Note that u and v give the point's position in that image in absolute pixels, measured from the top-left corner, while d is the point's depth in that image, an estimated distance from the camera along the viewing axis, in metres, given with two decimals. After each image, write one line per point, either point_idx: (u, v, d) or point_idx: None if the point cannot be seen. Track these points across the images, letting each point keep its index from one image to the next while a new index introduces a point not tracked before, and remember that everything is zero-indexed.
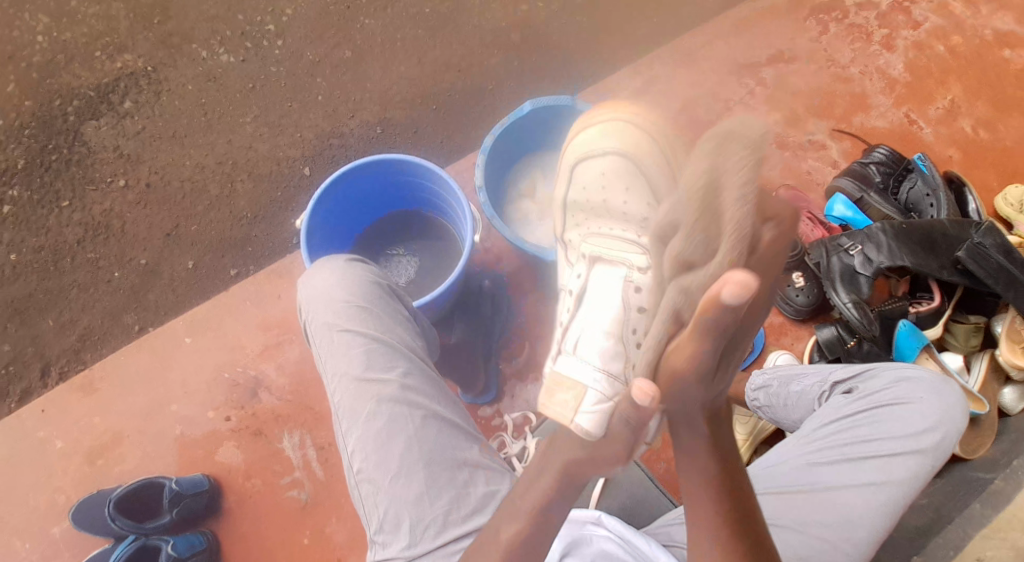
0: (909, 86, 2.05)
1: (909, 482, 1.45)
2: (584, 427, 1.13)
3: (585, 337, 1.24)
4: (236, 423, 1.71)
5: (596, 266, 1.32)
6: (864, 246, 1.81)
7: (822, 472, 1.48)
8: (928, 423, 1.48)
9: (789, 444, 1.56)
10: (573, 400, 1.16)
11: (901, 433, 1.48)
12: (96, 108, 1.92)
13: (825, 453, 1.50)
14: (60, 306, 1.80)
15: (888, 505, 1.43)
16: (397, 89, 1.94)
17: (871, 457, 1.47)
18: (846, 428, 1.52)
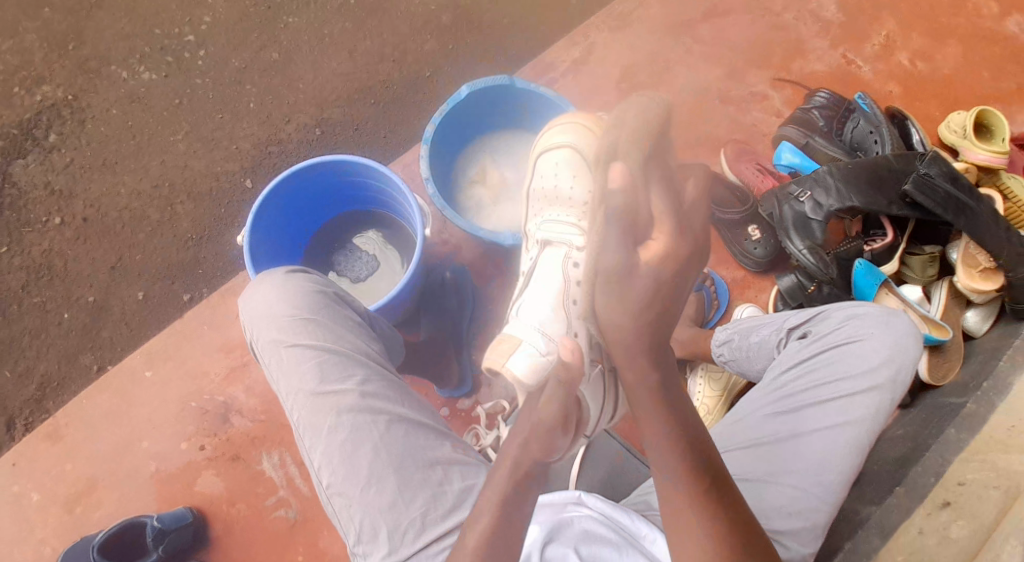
0: (843, 26, 2.04)
1: (870, 420, 1.49)
2: (516, 375, 1.38)
3: (530, 305, 1.45)
4: (211, 451, 1.69)
5: (546, 249, 1.48)
6: (813, 192, 1.81)
7: (786, 422, 1.52)
8: (880, 357, 1.51)
9: (752, 396, 1.58)
10: (511, 350, 1.41)
11: (857, 371, 1.51)
12: (20, 146, 1.86)
13: (787, 402, 1.53)
14: (14, 357, 1.76)
15: (852, 446, 1.47)
16: (332, 86, 1.90)
17: (830, 399, 1.50)
18: (804, 373, 1.54)
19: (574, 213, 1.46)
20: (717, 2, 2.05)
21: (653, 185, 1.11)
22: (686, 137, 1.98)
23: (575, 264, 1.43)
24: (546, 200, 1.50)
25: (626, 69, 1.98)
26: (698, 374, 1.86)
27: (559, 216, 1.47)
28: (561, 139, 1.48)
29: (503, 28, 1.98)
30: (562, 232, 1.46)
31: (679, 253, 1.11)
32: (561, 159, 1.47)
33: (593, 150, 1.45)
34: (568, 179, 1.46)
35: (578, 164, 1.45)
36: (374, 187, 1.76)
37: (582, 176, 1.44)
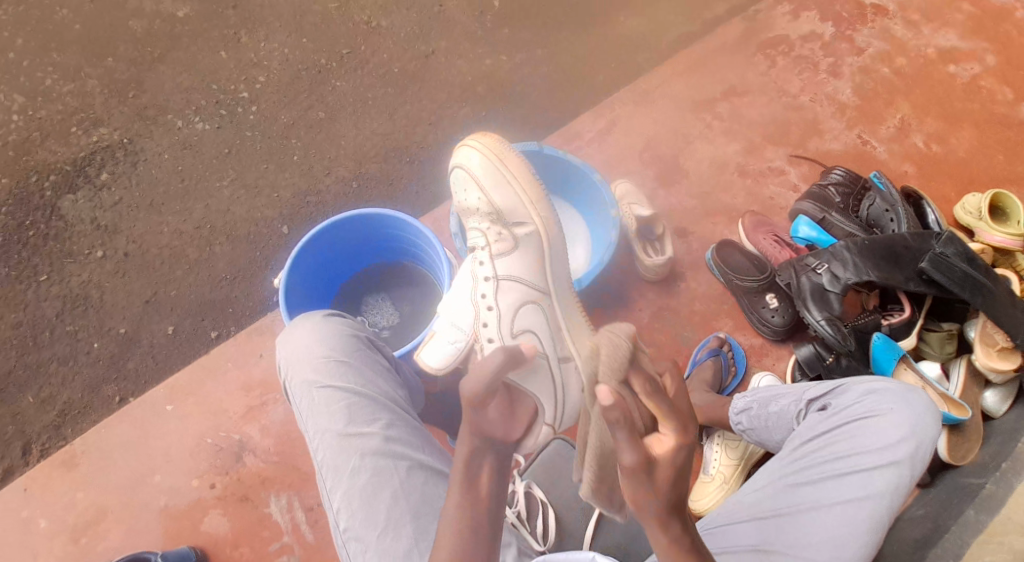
0: (859, 109, 2.13)
1: (890, 496, 1.46)
2: (429, 364, 1.53)
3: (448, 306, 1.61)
4: (220, 490, 1.68)
5: (468, 256, 1.63)
6: (830, 264, 1.84)
7: (805, 494, 1.49)
8: (899, 434, 1.49)
9: (771, 466, 1.56)
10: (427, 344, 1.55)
11: (875, 446, 1.48)
12: (71, 182, 1.94)
13: (807, 474, 1.50)
14: (40, 383, 1.78)
15: (872, 522, 1.44)
16: (371, 143, 1.99)
17: (850, 473, 1.48)
18: (824, 445, 1.52)
19: (478, 221, 1.59)
20: (738, 83, 2.14)
21: (643, 390, 1.19)
22: (705, 207, 2.04)
23: (482, 265, 1.58)
24: (462, 217, 1.66)
25: (648, 141, 2.07)
26: (715, 441, 1.83)
27: (471, 223, 1.61)
28: (466, 159, 1.60)
29: (534, 101, 2.08)
30: (473, 237, 1.61)
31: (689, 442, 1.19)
32: (458, 177, 1.62)
33: (485, 161, 1.59)
34: (465, 193, 1.61)
35: (466, 180, 1.60)
36: (407, 240, 1.81)
37: (472, 188, 1.59)
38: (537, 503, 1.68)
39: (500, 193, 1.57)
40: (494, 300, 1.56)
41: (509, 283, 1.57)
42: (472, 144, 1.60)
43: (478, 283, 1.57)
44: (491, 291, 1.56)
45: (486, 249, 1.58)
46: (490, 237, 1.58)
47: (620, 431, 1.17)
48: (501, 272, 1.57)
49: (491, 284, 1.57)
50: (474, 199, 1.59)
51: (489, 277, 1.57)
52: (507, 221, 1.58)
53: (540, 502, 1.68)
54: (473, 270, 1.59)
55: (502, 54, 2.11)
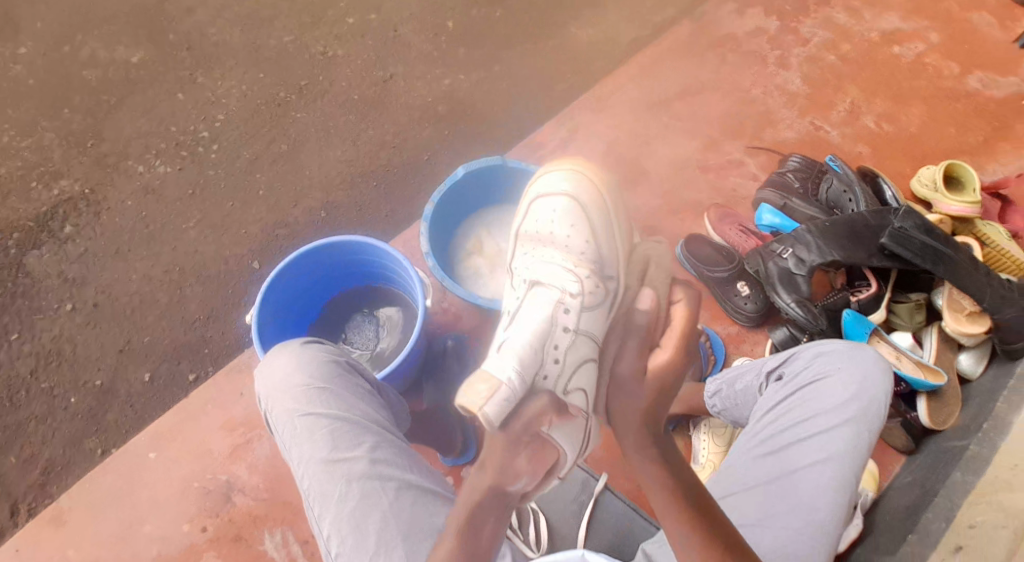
0: (809, 97, 2.17)
1: (851, 454, 1.49)
2: (489, 416, 1.21)
3: (509, 340, 1.29)
4: (212, 533, 1.67)
5: (533, 289, 1.35)
6: (794, 249, 1.88)
7: (772, 463, 1.53)
8: (849, 392, 1.53)
9: (738, 441, 1.60)
10: (486, 391, 1.22)
11: (830, 407, 1.52)
12: (36, 238, 1.93)
13: (771, 444, 1.54)
14: (21, 441, 1.77)
15: (837, 483, 1.48)
16: (336, 172, 2.00)
17: (810, 436, 1.51)
18: (783, 414, 1.56)
19: (567, 260, 1.36)
20: (691, 83, 2.18)
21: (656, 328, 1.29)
22: (670, 204, 2.06)
23: (565, 310, 1.32)
24: (538, 245, 1.39)
25: (611, 145, 2.09)
26: (702, 432, 1.86)
27: (550, 259, 1.36)
28: (562, 183, 1.39)
29: (494, 115, 2.09)
30: (551, 274, 1.35)
31: (675, 369, 1.27)
32: (559, 205, 1.37)
33: (592, 199, 1.37)
34: (567, 228, 1.36)
35: (579, 215, 1.36)
36: (380, 264, 1.81)
37: (582, 226, 1.36)
38: (528, 512, 1.70)
39: (604, 240, 1.36)
40: (564, 352, 1.30)
41: (585, 339, 1.32)
42: (575, 170, 1.40)
43: (555, 332, 1.31)
44: (565, 344, 1.31)
45: (576, 296, 1.33)
46: (585, 284, 1.33)
47: (635, 340, 1.29)
48: (581, 325, 1.32)
49: (568, 337, 1.31)
50: (571, 234, 1.36)
51: (568, 329, 1.31)
52: (604, 273, 1.36)
53: (531, 510, 1.71)
54: (553, 315, 1.32)
55: (458, 74, 2.13)
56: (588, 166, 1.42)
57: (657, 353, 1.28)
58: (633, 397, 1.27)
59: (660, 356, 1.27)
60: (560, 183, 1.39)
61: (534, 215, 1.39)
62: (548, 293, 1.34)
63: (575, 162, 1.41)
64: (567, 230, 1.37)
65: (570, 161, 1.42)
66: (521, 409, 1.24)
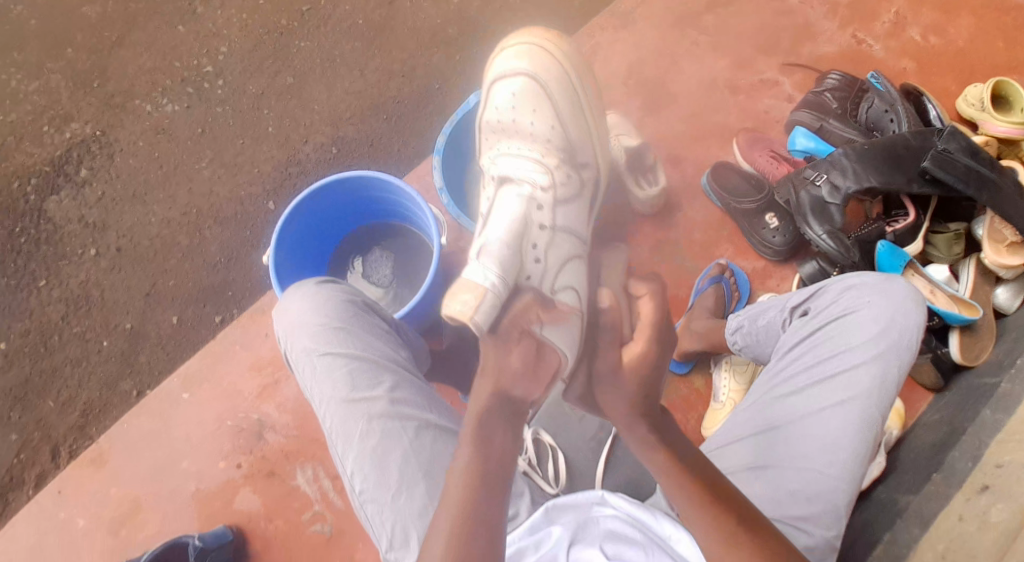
0: (850, 6, 2.02)
1: (878, 391, 1.48)
2: (480, 322, 1.21)
3: (486, 244, 1.34)
4: (247, 469, 1.74)
5: (504, 187, 1.44)
6: (829, 175, 1.80)
7: (794, 403, 1.52)
8: (877, 328, 1.51)
9: (760, 381, 1.60)
10: (473, 300, 1.23)
11: (856, 343, 1.51)
12: (53, 184, 1.93)
13: (794, 382, 1.53)
14: (58, 385, 1.83)
15: (862, 420, 1.47)
16: (345, 105, 1.95)
17: (833, 376, 1.50)
18: (808, 351, 1.55)
19: (535, 149, 1.45)
20: None
21: (627, 314, 1.21)
22: (696, 130, 1.98)
23: (539, 206, 1.41)
24: (505, 137, 1.48)
25: (630, 68, 2.00)
26: (723, 368, 1.85)
27: (518, 151, 1.45)
28: (522, 65, 1.45)
29: (510, 35, 1.98)
30: (521, 169, 1.44)
31: (652, 358, 1.18)
32: (520, 90, 1.45)
33: (551, 78, 1.45)
34: (529, 113, 1.45)
35: (539, 97, 1.45)
36: (394, 202, 1.79)
37: (543, 108, 1.45)
38: (546, 447, 1.73)
39: (566, 124, 1.46)
40: (544, 251, 1.38)
41: (561, 232, 1.42)
42: (533, 46, 1.46)
43: (532, 228, 1.39)
44: (543, 242, 1.39)
45: (547, 187, 1.43)
46: (557, 175, 1.44)
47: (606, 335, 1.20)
48: (555, 218, 1.42)
49: (546, 233, 1.40)
50: (537, 118, 1.45)
51: (545, 226, 1.40)
52: (572, 158, 1.46)
53: (548, 446, 1.74)
54: (529, 212, 1.40)
55: None
56: (548, 40, 1.46)
57: (632, 344, 1.19)
58: (619, 390, 1.18)
59: (634, 347, 1.18)
60: (518, 62, 1.46)
61: (497, 103, 1.48)
62: (518, 189, 1.42)
63: (529, 39, 1.47)
64: (529, 116, 1.45)
65: (526, 34, 1.48)
66: (508, 307, 1.27)
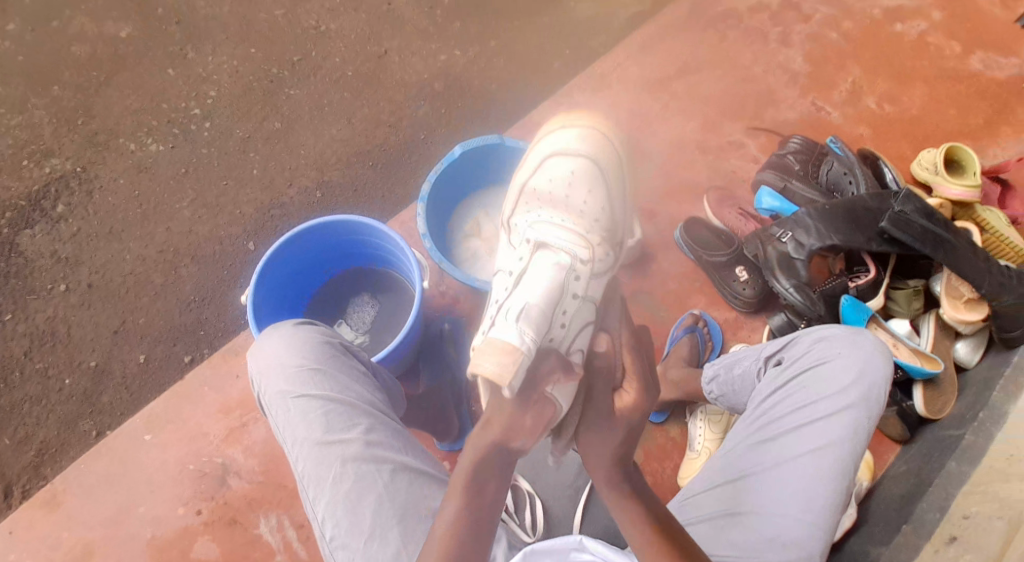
0: (812, 75, 2.14)
1: (852, 440, 1.48)
2: (512, 388, 1.27)
3: (517, 308, 1.35)
4: (208, 515, 1.67)
5: (539, 252, 1.41)
6: (794, 233, 1.86)
7: (770, 451, 1.52)
8: (851, 378, 1.51)
9: (737, 427, 1.59)
10: (506, 364, 1.27)
11: (831, 393, 1.51)
12: (28, 218, 1.91)
13: (771, 429, 1.53)
14: (15, 422, 1.76)
15: (837, 469, 1.46)
16: (331, 151, 1.97)
17: (810, 423, 1.50)
18: (784, 400, 1.54)
19: (576, 224, 1.43)
20: (691, 60, 2.14)
21: (626, 352, 1.39)
22: (669, 186, 2.05)
23: (576, 277, 1.40)
24: (547, 206, 1.45)
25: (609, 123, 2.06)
26: (699, 417, 1.85)
27: (563, 224, 1.43)
28: (577, 145, 1.45)
29: (492, 91, 2.06)
30: (559, 239, 1.42)
31: (643, 409, 1.34)
32: (575, 167, 1.44)
33: (606, 161, 1.45)
34: (581, 192, 1.44)
35: (594, 177, 1.44)
36: (375, 245, 1.79)
37: (597, 189, 1.44)
38: (524, 495, 1.68)
39: (615, 206, 1.46)
40: (571, 317, 1.38)
41: (591, 304, 1.41)
42: (588, 135, 1.46)
43: (565, 297, 1.38)
44: (572, 309, 1.38)
45: (586, 263, 1.41)
46: (596, 250, 1.42)
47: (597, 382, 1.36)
48: (589, 291, 1.41)
49: (576, 302, 1.39)
50: (583, 197, 1.44)
51: (578, 295, 1.39)
52: (612, 239, 1.45)
53: (527, 495, 1.69)
54: (565, 281, 1.39)
55: (456, 49, 2.10)
56: (603, 129, 1.47)
57: (623, 392, 1.35)
58: (608, 433, 1.33)
59: (628, 393, 1.35)
60: (574, 143, 1.45)
61: (546, 176, 1.45)
62: (554, 257, 1.40)
63: (585, 122, 1.47)
64: (574, 193, 1.44)
65: (582, 117, 1.48)
66: (536, 368, 1.31)
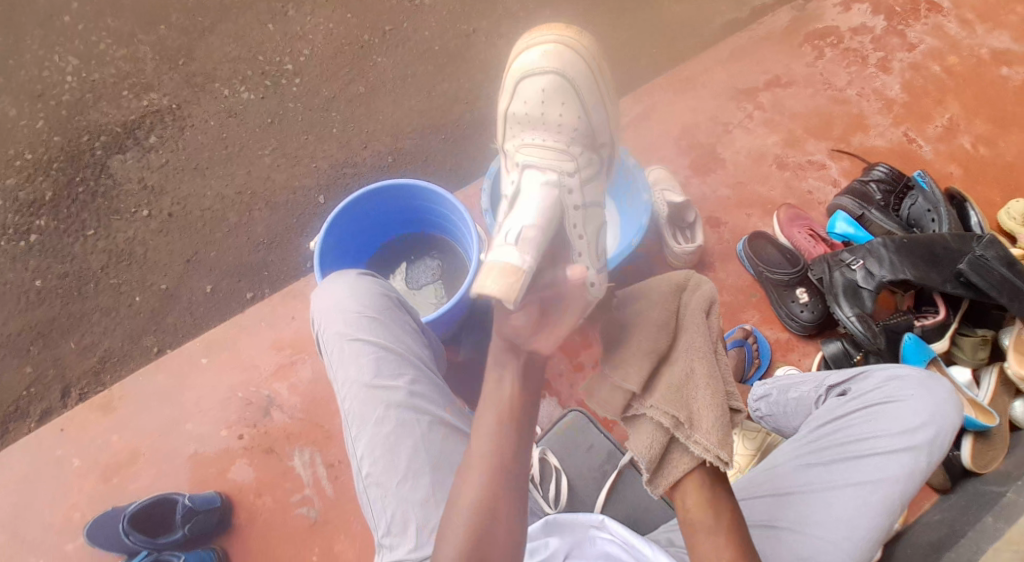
0: (906, 105, 2.08)
1: (906, 481, 1.43)
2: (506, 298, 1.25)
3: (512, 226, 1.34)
4: (248, 441, 1.78)
5: (528, 172, 1.46)
6: (865, 261, 1.81)
7: (818, 475, 1.48)
8: (919, 420, 1.45)
9: (787, 445, 1.55)
10: (499, 277, 1.27)
11: (893, 431, 1.46)
12: (122, 143, 2.03)
13: (822, 454, 1.49)
14: (83, 329, 1.89)
15: (886, 505, 1.41)
16: (408, 119, 2.02)
17: (866, 456, 1.45)
18: (842, 429, 1.50)
19: (559, 140, 1.47)
20: (783, 72, 2.11)
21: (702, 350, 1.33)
22: (739, 196, 2.02)
23: (569, 191, 1.44)
24: (529, 127, 1.48)
25: (684, 129, 2.07)
26: (732, 431, 1.83)
27: (542, 142, 1.47)
28: (546, 61, 1.46)
29: None
30: (547, 157, 1.46)
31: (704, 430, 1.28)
32: (547, 84, 1.45)
33: (575, 72, 1.46)
34: (557, 106, 1.46)
35: (564, 91, 1.46)
36: (438, 212, 1.84)
37: (570, 100, 1.46)
38: (551, 470, 1.70)
39: (593, 112, 1.48)
40: (583, 229, 1.44)
41: (592, 209, 1.47)
42: (563, 52, 1.45)
43: (568, 212, 1.43)
44: (581, 221, 1.45)
45: (574, 173, 1.46)
46: (582, 161, 1.48)
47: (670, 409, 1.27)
48: (587, 199, 1.47)
49: (579, 214, 1.45)
50: (546, 108, 1.46)
51: (579, 206, 1.45)
52: (596, 142, 1.49)
53: (554, 470, 1.71)
54: (561, 197, 1.42)
55: None
56: (571, 42, 1.46)
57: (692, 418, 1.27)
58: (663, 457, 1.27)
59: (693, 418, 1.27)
60: (542, 57, 1.46)
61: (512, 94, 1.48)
62: (542, 176, 1.44)
63: (554, 42, 1.46)
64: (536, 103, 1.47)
65: (558, 30, 1.47)
66: (542, 282, 1.31)
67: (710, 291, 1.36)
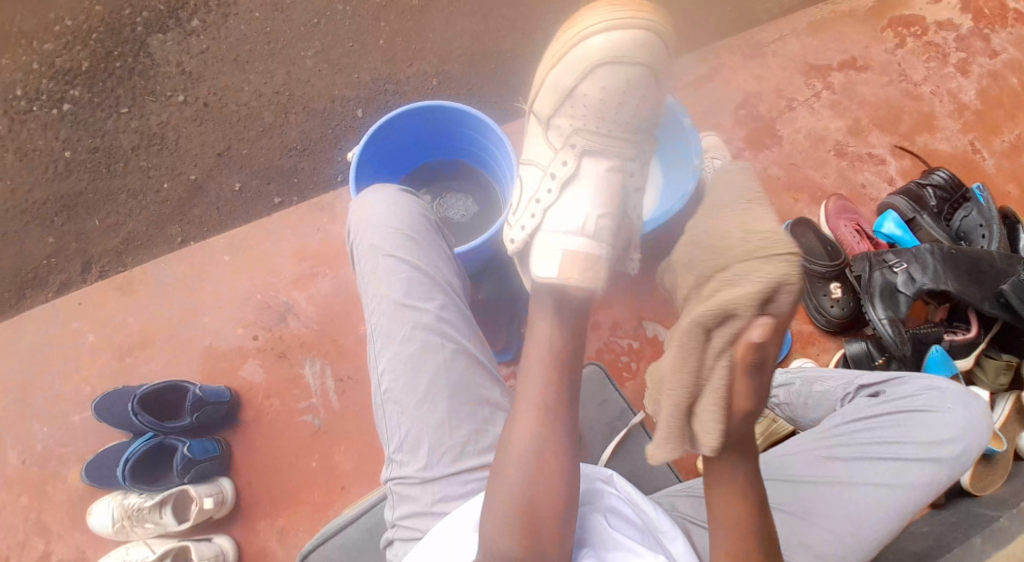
0: (978, 114, 2.01)
1: (921, 489, 1.42)
2: (592, 279, 1.34)
3: (570, 209, 1.39)
4: (262, 343, 1.78)
5: (584, 159, 1.42)
6: (909, 265, 1.76)
7: (834, 467, 1.47)
8: (948, 433, 1.44)
9: (809, 433, 1.53)
10: (583, 264, 1.34)
11: (920, 439, 1.44)
12: (163, 22, 1.94)
13: (843, 450, 1.48)
14: (108, 208, 1.87)
15: (896, 509, 1.41)
16: (459, 43, 1.94)
17: (887, 459, 1.44)
18: (868, 428, 1.48)
19: (617, 130, 1.42)
20: (858, 56, 2.03)
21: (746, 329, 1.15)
22: (790, 178, 1.97)
23: (628, 176, 1.44)
24: (590, 114, 1.42)
25: (747, 98, 2.00)
26: None
27: (607, 128, 1.42)
28: (601, 40, 1.38)
29: None
30: (607, 144, 1.42)
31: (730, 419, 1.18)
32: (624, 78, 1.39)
33: (643, 54, 1.38)
34: (626, 95, 1.40)
35: (635, 80, 1.39)
36: (479, 142, 1.79)
37: (637, 88, 1.39)
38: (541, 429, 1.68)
39: (655, 93, 1.41)
40: None
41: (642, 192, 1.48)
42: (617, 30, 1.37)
43: (625, 199, 1.44)
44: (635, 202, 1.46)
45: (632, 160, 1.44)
46: (639, 143, 1.44)
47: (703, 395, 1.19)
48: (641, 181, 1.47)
49: (635, 196, 1.46)
50: (606, 89, 1.39)
51: (637, 189, 1.45)
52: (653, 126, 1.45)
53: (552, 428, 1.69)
54: (620, 185, 1.43)
55: None
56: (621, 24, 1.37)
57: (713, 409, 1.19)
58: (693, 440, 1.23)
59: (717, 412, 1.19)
60: (606, 43, 1.38)
61: (573, 74, 1.41)
62: (602, 165, 1.42)
63: (614, 21, 1.37)
64: (595, 87, 1.41)
65: (608, 15, 1.38)
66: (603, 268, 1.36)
67: (781, 273, 1.13)
